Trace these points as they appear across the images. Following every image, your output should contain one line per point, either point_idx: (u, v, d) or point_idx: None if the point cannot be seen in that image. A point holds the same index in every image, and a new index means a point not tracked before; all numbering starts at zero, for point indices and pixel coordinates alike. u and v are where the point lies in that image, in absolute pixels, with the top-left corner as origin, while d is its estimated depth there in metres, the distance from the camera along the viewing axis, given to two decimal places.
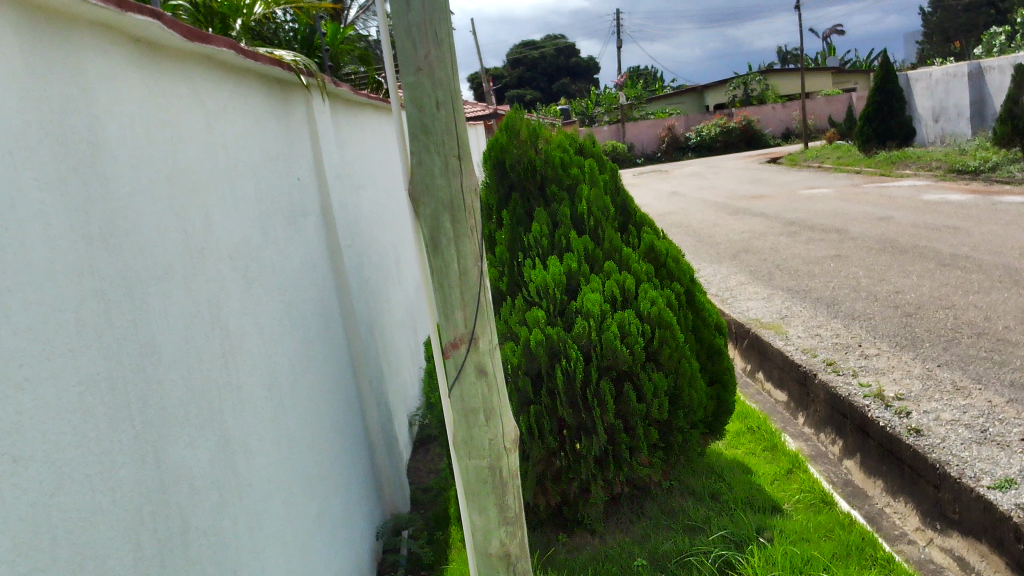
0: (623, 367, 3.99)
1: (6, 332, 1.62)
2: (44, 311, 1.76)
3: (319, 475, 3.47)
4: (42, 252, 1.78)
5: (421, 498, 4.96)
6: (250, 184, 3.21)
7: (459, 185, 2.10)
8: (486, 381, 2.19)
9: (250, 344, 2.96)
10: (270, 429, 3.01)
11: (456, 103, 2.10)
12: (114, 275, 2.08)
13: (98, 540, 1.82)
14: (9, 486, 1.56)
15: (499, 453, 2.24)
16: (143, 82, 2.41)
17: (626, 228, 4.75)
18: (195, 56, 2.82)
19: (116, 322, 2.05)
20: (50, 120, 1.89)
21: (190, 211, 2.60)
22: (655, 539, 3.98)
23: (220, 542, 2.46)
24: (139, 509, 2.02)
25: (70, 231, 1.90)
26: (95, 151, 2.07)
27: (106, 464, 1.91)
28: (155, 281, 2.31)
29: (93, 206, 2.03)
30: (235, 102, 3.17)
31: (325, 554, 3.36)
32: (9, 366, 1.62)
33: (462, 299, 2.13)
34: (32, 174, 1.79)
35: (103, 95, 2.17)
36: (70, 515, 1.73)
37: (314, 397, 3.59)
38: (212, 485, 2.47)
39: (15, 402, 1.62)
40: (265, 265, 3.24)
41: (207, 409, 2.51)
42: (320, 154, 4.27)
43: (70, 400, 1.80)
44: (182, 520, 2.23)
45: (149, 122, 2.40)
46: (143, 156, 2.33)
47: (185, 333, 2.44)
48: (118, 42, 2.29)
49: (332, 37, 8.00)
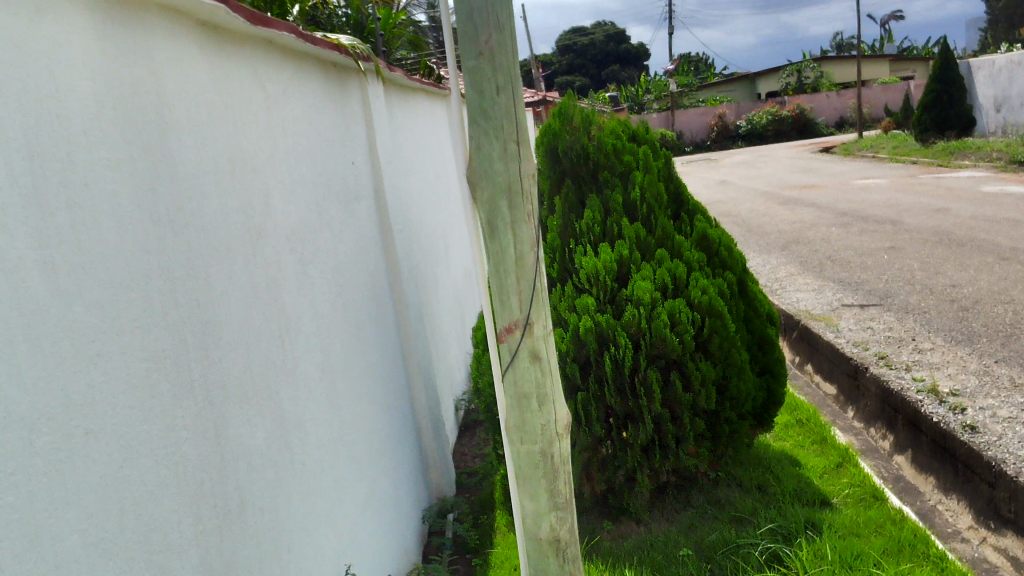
0: (672, 357, 3.97)
1: (81, 309, 1.68)
2: (114, 289, 1.81)
3: (369, 455, 3.52)
4: (113, 231, 1.83)
5: (467, 482, 5.00)
6: (306, 167, 3.25)
7: (516, 171, 2.11)
8: (540, 367, 2.21)
9: (306, 326, 3.01)
10: (323, 409, 3.06)
11: (516, 89, 2.10)
12: (180, 254, 2.13)
13: (162, 512, 1.87)
14: (84, 455, 1.62)
15: (551, 438, 2.25)
16: (208, 66, 2.45)
17: (679, 216, 4.70)
18: (258, 40, 2.86)
19: (181, 301, 2.11)
20: (121, 105, 1.94)
21: (250, 193, 2.64)
22: (701, 530, 3.97)
23: (275, 519, 2.50)
24: (200, 483, 2.07)
25: (140, 212, 1.95)
26: (163, 134, 2.12)
27: (171, 439, 1.96)
28: (219, 261, 2.36)
29: (161, 186, 2.08)
30: (294, 87, 3.20)
31: (373, 532, 3.42)
32: (84, 342, 1.67)
33: (518, 285, 2.14)
34: (106, 156, 1.84)
35: (171, 79, 2.21)
36: (138, 488, 1.79)
37: (365, 379, 3.64)
38: (269, 463, 2.52)
39: (88, 376, 1.67)
40: (321, 248, 3.30)
41: (264, 388, 2.56)
42: (374, 139, 4.30)
43: (138, 375, 1.86)
44: (240, 497, 2.29)
45: (213, 105, 2.45)
46: (207, 140, 2.37)
47: (244, 314, 2.49)
48: (185, 26, 2.33)
49: (384, 22, 8.09)
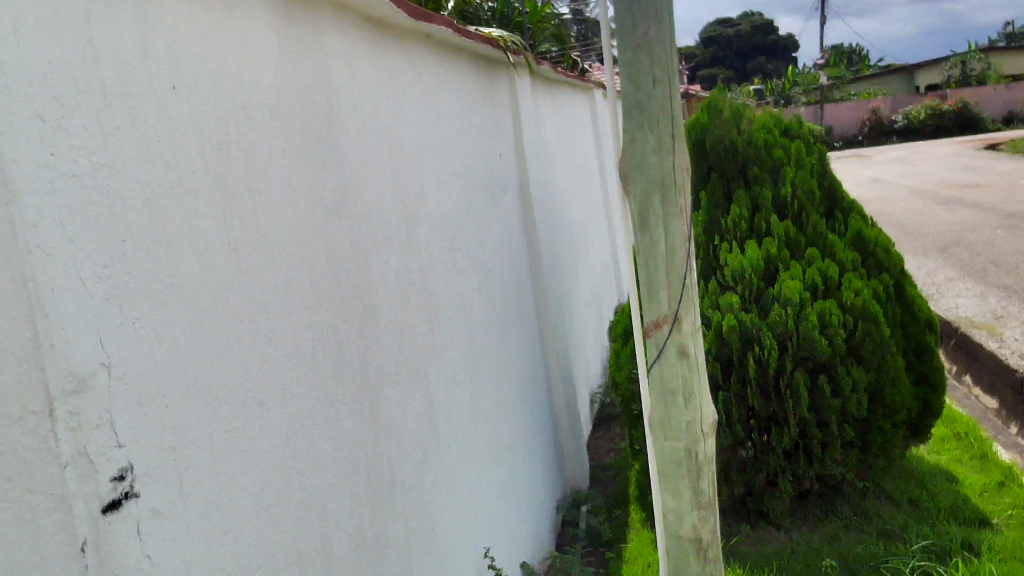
0: (821, 360, 3.82)
1: (258, 287, 1.78)
2: (286, 269, 1.91)
3: (508, 443, 3.57)
4: (286, 215, 1.94)
5: (601, 475, 5.00)
6: (458, 157, 3.32)
7: (670, 164, 2.08)
8: (688, 364, 2.17)
9: (454, 313, 3.09)
10: (467, 395, 3.13)
11: (673, 82, 2.08)
12: (343, 239, 2.23)
13: (323, 484, 1.97)
14: (258, 424, 1.72)
15: (696, 436, 2.21)
16: (372, 58, 2.54)
17: (832, 214, 4.52)
18: (417, 35, 2.95)
19: (343, 284, 2.21)
20: (295, 96, 2.05)
21: (406, 183, 2.73)
22: (846, 542, 3.80)
23: (422, 499, 2.58)
24: (356, 459, 2.16)
25: (310, 199, 2.06)
26: (331, 125, 2.22)
27: (332, 415, 2.06)
28: (377, 247, 2.45)
29: (329, 175, 2.18)
30: (448, 80, 3.28)
31: (510, 519, 3.47)
32: (259, 319, 1.78)
33: (667, 279, 2.12)
34: (281, 145, 1.95)
35: (339, 73, 2.31)
36: (303, 460, 1.89)
37: (507, 367, 3.69)
38: (417, 444, 2.60)
39: (262, 351, 1.77)
40: (469, 238, 3.37)
41: (415, 372, 2.64)
42: (520, 131, 4.35)
43: (305, 352, 1.96)
44: (391, 475, 2.37)
45: (376, 97, 2.54)
46: (369, 130, 2.47)
47: (398, 299, 2.58)
48: (353, 22, 2.43)
49: (530, 14, 8.15)
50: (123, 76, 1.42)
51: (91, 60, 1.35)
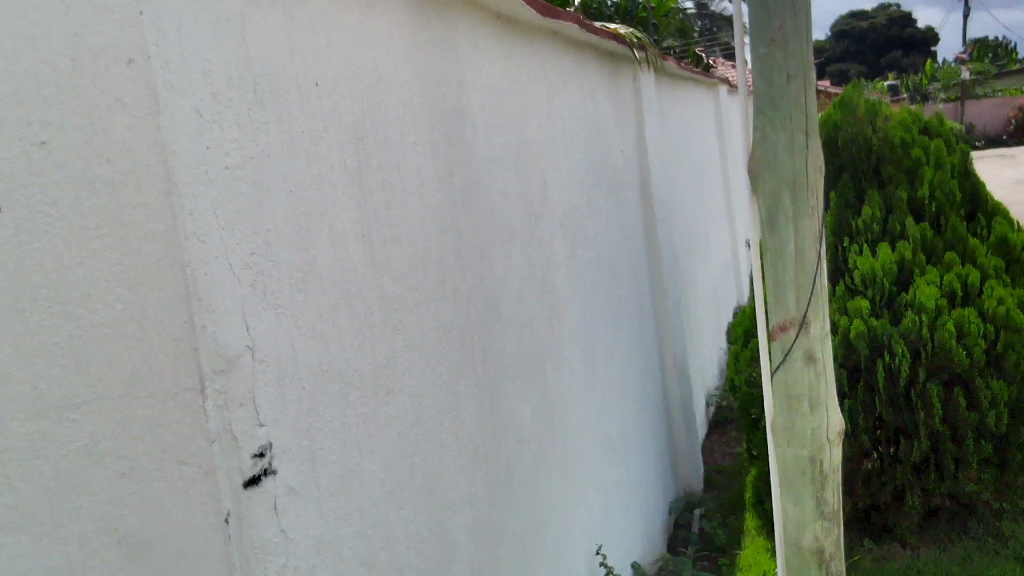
0: (957, 371, 3.62)
1: (388, 279, 1.84)
2: (415, 261, 1.96)
3: (622, 441, 3.55)
4: (416, 209, 1.99)
5: (716, 479, 4.90)
6: (580, 154, 3.32)
7: (803, 163, 2.02)
8: (816, 369, 2.10)
9: (573, 309, 3.09)
10: (584, 391, 3.13)
11: (808, 78, 2.01)
12: (469, 233, 2.27)
13: (444, 472, 2.01)
14: (385, 411, 1.78)
15: (821, 444, 2.13)
16: (500, 56, 2.57)
17: (974, 218, 4.27)
18: (545, 31, 2.96)
19: (468, 277, 2.25)
20: (427, 93, 2.10)
21: (530, 179, 2.75)
22: (978, 565, 3.59)
23: (537, 493, 2.60)
24: (475, 449, 2.20)
25: (438, 193, 2.11)
26: (460, 121, 2.27)
27: (454, 405, 2.10)
28: (501, 242, 2.49)
29: (457, 170, 2.22)
30: (573, 76, 3.28)
31: (623, 518, 3.45)
32: (389, 310, 1.83)
33: (796, 280, 2.05)
34: (413, 140, 2.00)
35: (470, 70, 2.35)
36: (426, 448, 1.94)
37: (623, 366, 3.67)
38: (534, 438, 2.62)
39: (391, 341, 1.83)
40: (590, 234, 3.37)
41: (533, 366, 2.66)
42: (643, 128, 4.31)
43: (431, 343, 2.01)
44: (508, 467, 2.40)
45: (503, 94, 2.57)
46: (495, 127, 2.50)
47: (519, 293, 2.60)
48: (484, 20, 2.47)
49: (654, 9, 8.06)
50: (272, 74, 1.49)
51: (243, 59, 1.42)
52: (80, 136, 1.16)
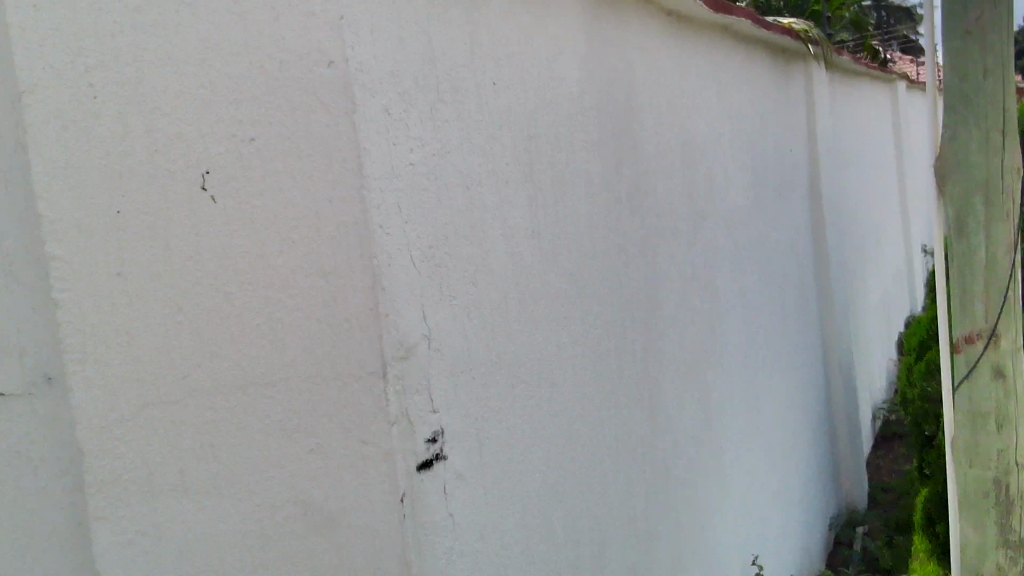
0: None
1: (554, 274, 1.86)
2: (580, 258, 1.97)
3: (782, 450, 3.43)
4: (583, 206, 2.00)
5: (881, 497, 4.64)
6: (747, 153, 3.23)
7: (999, 163, 1.85)
8: (1005, 386, 1.88)
9: (735, 311, 3.01)
10: (743, 396, 3.04)
11: (1008, 72, 1.87)
12: (633, 231, 2.25)
13: (602, 469, 2.01)
14: (548, 404, 1.79)
15: (1009, 470, 1.90)
16: (670, 54, 2.55)
17: None
18: (716, 28, 2.90)
19: (631, 275, 2.24)
20: (597, 91, 2.10)
21: (695, 178, 2.70)
22: None
23: (693, 497, 2.55)
24: (633, 449, 2.18)
25: (604, 191, 2.11)
26: (628, 119, 2.26)
27: (614, 403, 2.09)
28: (664, 241, 2.46)
29: (623, 168, 2.22)
30: (743, 74, 3.20)
31: (780, 530, 3.33)
32: (554, 305, 1.85)
33: (986, 287, 1.87)
34: (582, 138, 2.02)
35: (639, 67, 2.34)
36: (586, 443, 1.94)
37: (785, 372, 3.54)
38: (692, 441, 2.57)
39: (555, 335, 1.84)
40: (755, 235, 3.27)
41: (693, 368, 2.62)
42: (814, 126, 4.14)
43: (593, 339, 2.01)
44: (665, 469, 2.37)
45: (670, 91, 2.54)
46: (662, 126, 2.48)
47: (681, 293, 2.56)
48: (655, 17, 2.45)
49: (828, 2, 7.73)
50: (454, 74, 1.54)
51: (428, 59, 1.47)
52: (283, 135, 1.25)
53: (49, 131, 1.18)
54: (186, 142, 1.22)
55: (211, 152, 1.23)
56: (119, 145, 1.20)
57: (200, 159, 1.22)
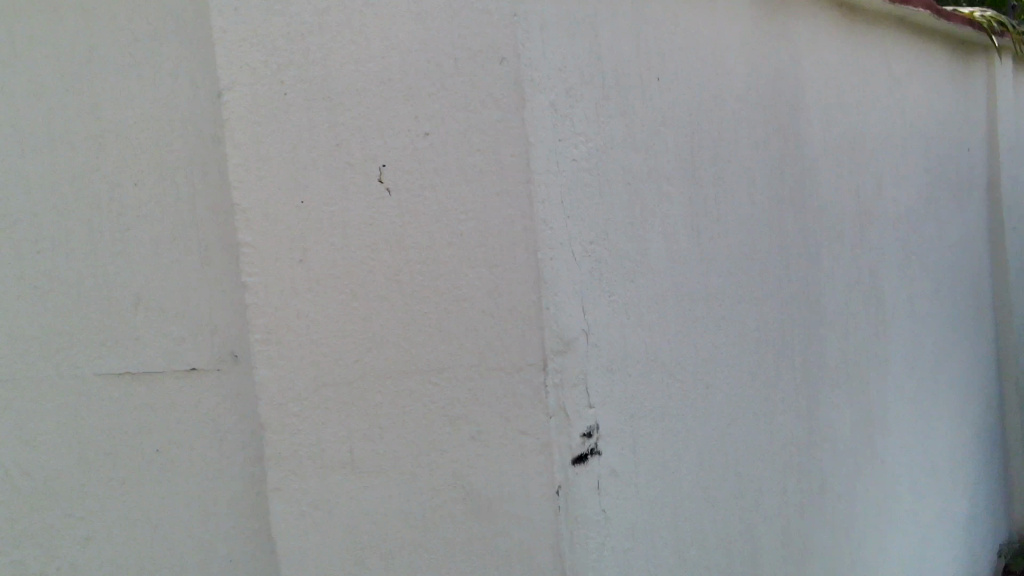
0: None
1: (713, 273, 1.82)
2: (740, 258, 1.93)
3: (948, 468, 3.22)
4: (744, 205, 1.95)
5: None
6: (921, 152, 3.05)
7: None
8: None
9: (902, 319, 2.86)
10: (908, 409, 2.88)
11: None
12: (796, 232, 2.18)
13: (756, 476, 1.95)
14: (704, 406, 1.76)
15: None
16: (840, 47, 2.44)
17: None
18: (891, 20, 2.76)
19: (792, 278, 2.16)
20: (763, 87, 2.04)
21: (863, 177, 2.58)
22: None
23: (851, 511, 2.44)
24: (789, 456, 2.11)
25: (767, 190, 2.05)
26: (794, 116, 2.19)
27: (770, 409, 2.03)
28: (829, 243, 2.36)
29: (787, 166, 2.15)
30: (919, 68, 3.02)
31: (944, 553, 3.13)
32: (713, 305, 1.82)
33: None
34: (745, 135, 1.97)
35: (808, 62, 2.26)
36: (740, 448, 1.89)
37: (955, 386, 3.32)
38: (852, 452, 2.46)
39: (713, 336, 1.81)
40: (926, 239, 3.08)
41: (855, 376, 2.50)
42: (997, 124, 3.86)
43: (751, 341, 1.96)
44: (822, 480, 2.28)
45: (840, 86, 2.44)
46: (830, 123, 2.38)
47: (844, 298, 2.46)
48: (827, 9, 2.35)
49: None
50: (619, 68, 1.54)
51: (594, 54, 1.47)
52: (455, 129, 1.29)
53: (244, 126, 1.27)
54: (365, 136, 1.28)
55: (388, 146, 1.28)
56: (305, 140, 1.27)
57: (377, 153, 1.28)
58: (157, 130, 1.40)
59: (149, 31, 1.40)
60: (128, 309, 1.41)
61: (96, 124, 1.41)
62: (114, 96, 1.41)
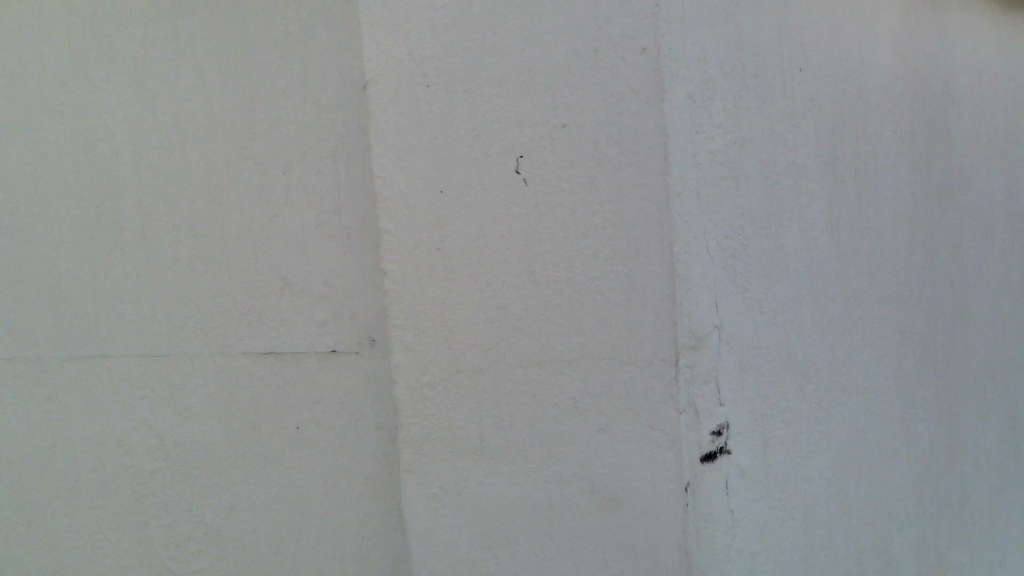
0: None
1: (853, 272, 1.75)
2: (881, 257, 1.85)
3: None
4: (887, 201, 1.87)
5: None
6: None
7: None
8: None
9: None
10: None
11: None
12: (941, 231, 2.07)
13: (891, 485, 1.87)
14: (839, 409, 1.70)
15: None
16: (999, 36, 2.29)
17: None
18: None
19: (937, 279, 2.05)
20: (911, 78, 1.95)
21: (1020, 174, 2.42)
22: None
23: (995, 527, 2.30)
24: (928, 466, 2.01)
25: (912, 186, 1.96)
26: (943, 108, 2.07)
27: (909, 415, 1.94)
28: (978, 243, 2.23)
29: (935, 162, 2.04)
30: None
31: None
32: (851, 305, 1.75)
33: None
34: (890, 129, 1.88)
35: (960, 52, 2.14)
36: (875, 455, 1.82)
37: None
38: (997, 466, 2.32)
39: (850, 337, 1.74)
40: None
41: (1003, 385, 2.35)
42: None
43: (891, 344, 1.88)
44: (963, 493, 2.16)
45: (998, 77, 2.29)
46: (985, 116, 2.24)
47: (994, 302, 2.31)
48: None
49: None
50: (760, 58, 1.50)
51: (735, 44, 1.44)
52: (594, 121, 1.28)
53: (388, 116, 1.30)
54: (503, 128, 1.29)
55: (525, 137, 1.29)
56: (446, 131, 1.30)
57: (516, 144, 1.29)
58: (307, 121, 1.46)
59: (301, 26, 1.46)
60: (275, 292, 1.48)
61: (251, 116, 1.49)
62: (267, 90, 1.48)
